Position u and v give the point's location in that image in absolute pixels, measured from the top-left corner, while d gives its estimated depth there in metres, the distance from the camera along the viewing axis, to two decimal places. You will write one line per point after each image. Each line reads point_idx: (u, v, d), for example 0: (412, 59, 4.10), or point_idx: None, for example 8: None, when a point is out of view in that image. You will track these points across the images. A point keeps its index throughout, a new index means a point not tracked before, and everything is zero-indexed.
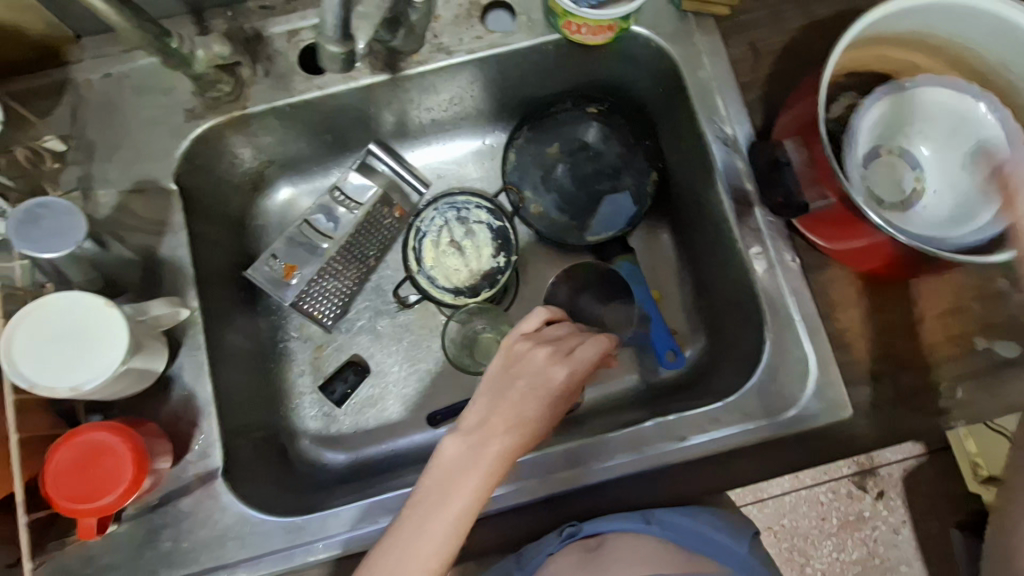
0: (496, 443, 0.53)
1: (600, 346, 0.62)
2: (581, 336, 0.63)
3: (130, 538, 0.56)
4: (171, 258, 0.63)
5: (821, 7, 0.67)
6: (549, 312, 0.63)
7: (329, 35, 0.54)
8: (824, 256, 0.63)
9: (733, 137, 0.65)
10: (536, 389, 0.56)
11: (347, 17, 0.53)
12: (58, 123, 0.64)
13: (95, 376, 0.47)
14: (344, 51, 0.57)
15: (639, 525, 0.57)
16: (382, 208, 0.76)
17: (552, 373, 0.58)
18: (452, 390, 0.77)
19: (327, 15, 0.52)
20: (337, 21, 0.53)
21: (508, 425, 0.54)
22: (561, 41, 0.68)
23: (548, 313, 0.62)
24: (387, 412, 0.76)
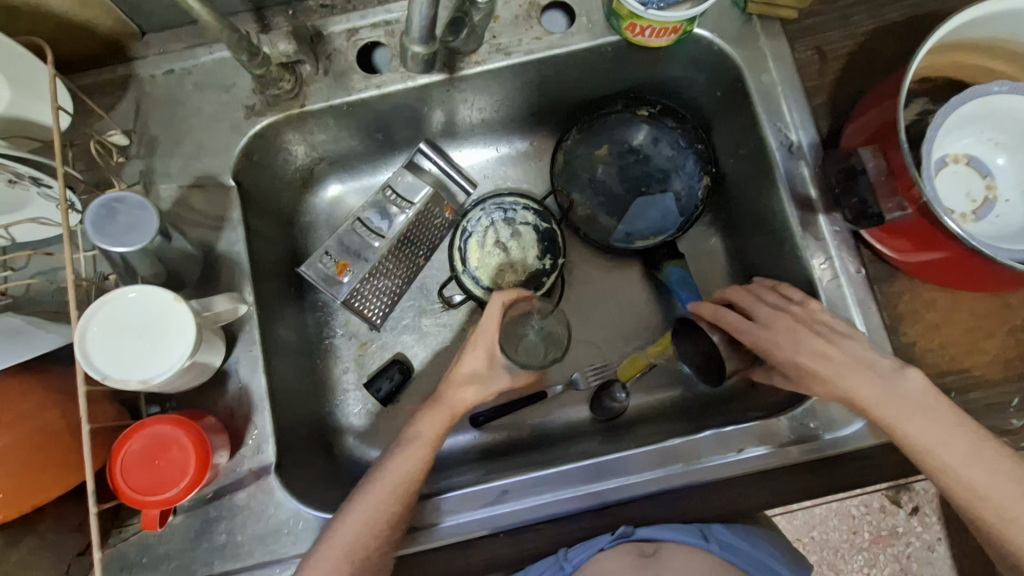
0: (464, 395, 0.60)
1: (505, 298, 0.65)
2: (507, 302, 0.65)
3: (185, 529, 0.57)
4: (229, 253, 0.64)
5: (891, 10, 0.65)
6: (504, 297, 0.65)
7: (414, 36, 0.56)
8: (889, 267, 0.61)
9: (797, 144, 0.63)
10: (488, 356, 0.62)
11: (432, 19, 0.54)
12: (122, 118, 0.65)
13: (164, 370, 0.47)
14: (427, 51, 0.58)
15: (698, 541, 0.56)
16: (433, 209, 0.76)
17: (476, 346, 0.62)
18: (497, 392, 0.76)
19: (415, 17, 0.53)
20: (423, 23, 0.53)
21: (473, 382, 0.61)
22: (621, 43, 0.68)
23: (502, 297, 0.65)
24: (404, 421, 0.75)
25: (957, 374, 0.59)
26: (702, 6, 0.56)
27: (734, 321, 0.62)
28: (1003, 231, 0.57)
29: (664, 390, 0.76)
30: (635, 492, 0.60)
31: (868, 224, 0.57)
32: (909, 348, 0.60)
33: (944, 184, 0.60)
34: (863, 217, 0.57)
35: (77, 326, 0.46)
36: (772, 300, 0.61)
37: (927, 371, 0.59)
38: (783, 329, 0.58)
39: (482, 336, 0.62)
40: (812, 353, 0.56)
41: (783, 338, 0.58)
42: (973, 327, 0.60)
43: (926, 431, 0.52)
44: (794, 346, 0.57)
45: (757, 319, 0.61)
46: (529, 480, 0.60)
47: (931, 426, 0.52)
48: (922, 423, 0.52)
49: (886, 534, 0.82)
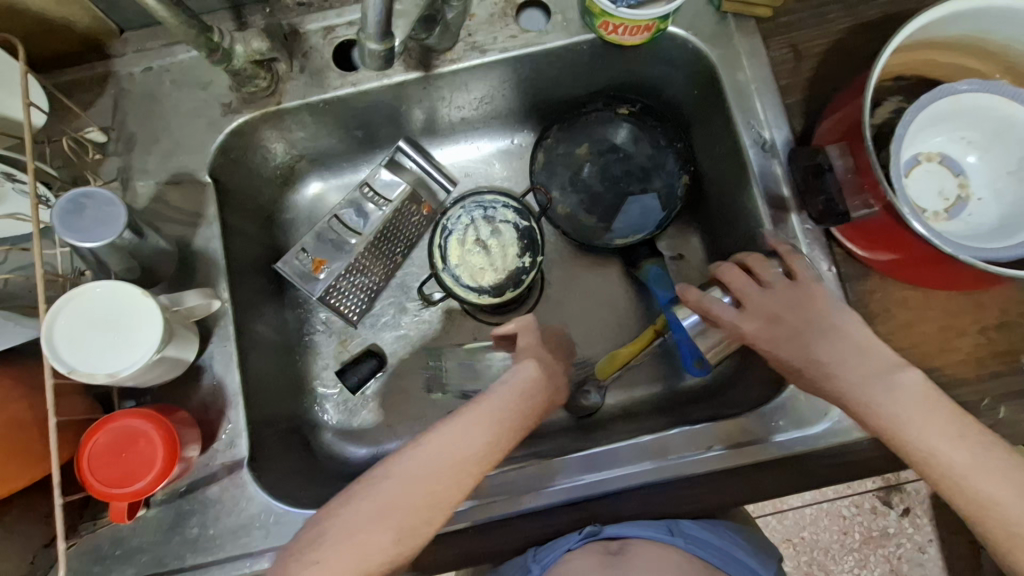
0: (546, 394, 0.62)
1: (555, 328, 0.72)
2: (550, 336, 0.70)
3: (158, 522, 0.58)
4: (205, 249, 0.64)
5: (868, 8, 0.65)
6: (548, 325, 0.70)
7: (369, 32, 0.53)
8: (862, 266, 0.61)
9: (770, 142, 0.63)
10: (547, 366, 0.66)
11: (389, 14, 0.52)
12: (101, 115, 0.66)
13: (132, 363, 0.48)
14: (384, 48, 0.55)
15: (664, 535, 0.57)
16: (411, 206, 0.76)
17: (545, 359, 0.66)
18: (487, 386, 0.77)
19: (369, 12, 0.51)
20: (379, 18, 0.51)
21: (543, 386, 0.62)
22: (596, 41, 0.68)
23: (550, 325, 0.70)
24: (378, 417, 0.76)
25: (929, 373, 0.59)
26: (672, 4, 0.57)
27: (726, 313, 0.60)
28: (973, 229, 0.57)
29: (641, 388, 0.77)
30: (606, 489, 0.60)
31: (833, 221, 0.58)
32: None
33: (915, 182, 0.60)
34: (828, 214, 0.58)
35: (44, 321, 0.46)
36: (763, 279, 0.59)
37: None
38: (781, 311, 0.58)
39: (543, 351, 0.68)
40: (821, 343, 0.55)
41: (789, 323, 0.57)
42: (946, 326, 0.60)
43: (925, 428, 0.49)
44: (798, 334, 0.56)
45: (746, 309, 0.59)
46: (502, 476, 0.61)
47: (930, 425, 0.49)
48: (921, 418, 0.50)
49: (877, 534, 0.84)
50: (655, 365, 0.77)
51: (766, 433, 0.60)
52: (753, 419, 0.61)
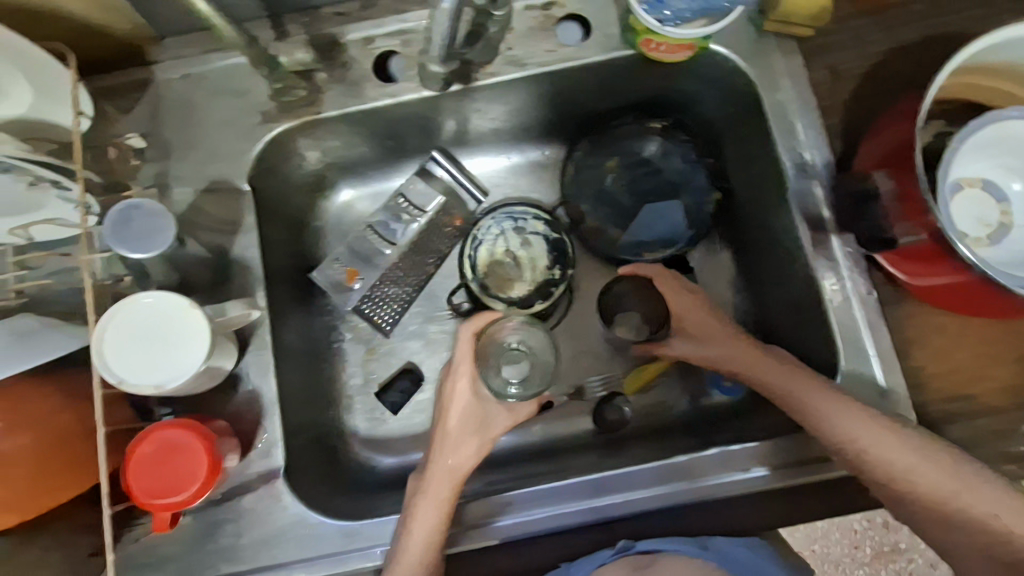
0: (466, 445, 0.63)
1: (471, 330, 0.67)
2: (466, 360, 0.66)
3: (193, 530, 0.58)
4: (241, 258, 0.64)
5: (909, 31, 0.65)
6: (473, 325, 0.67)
7: (435, 55, 0.57)
8: (899, 291, 0.61)
9: (810, 163, 0.63)
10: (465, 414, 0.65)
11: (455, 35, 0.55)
12: (138, 121, 0.66)
13: (179, 376, 0.48)
14: (444, 70, 0.60)
15: (696, 550, 0.57)
16: (442, 219, 0.79)
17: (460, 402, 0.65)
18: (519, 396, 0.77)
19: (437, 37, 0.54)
20: (445, 44, 0.55)
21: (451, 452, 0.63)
22: (635, 57, 0.68)
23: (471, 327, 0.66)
24: (403, 428, 0.76)
25: (966, 398, 0.59)
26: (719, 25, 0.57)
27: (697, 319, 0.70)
28: (1014, 258, 0.57)
29: (668, 405, 0.76)
30: (638, 508, 0.60)
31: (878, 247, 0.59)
32: (917, 372, 0.60)
33: (958, 208, 0.59)
34: (873, 241, 0.59)
35: (94, 332, 0.46)
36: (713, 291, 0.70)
37: (935, 397, 0.59)
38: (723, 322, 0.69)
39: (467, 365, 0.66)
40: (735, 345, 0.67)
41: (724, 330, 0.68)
42: (982, 351, 0.60)
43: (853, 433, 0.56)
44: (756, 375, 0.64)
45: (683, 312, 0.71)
46: (534, 492, 0.61)
47: (868, 432, 0.56)
48: (855, 430, 0.56)
49: (888, 550, 0.78)
50: (686, 382, 0.77)
51: (799, 456, 0.60)
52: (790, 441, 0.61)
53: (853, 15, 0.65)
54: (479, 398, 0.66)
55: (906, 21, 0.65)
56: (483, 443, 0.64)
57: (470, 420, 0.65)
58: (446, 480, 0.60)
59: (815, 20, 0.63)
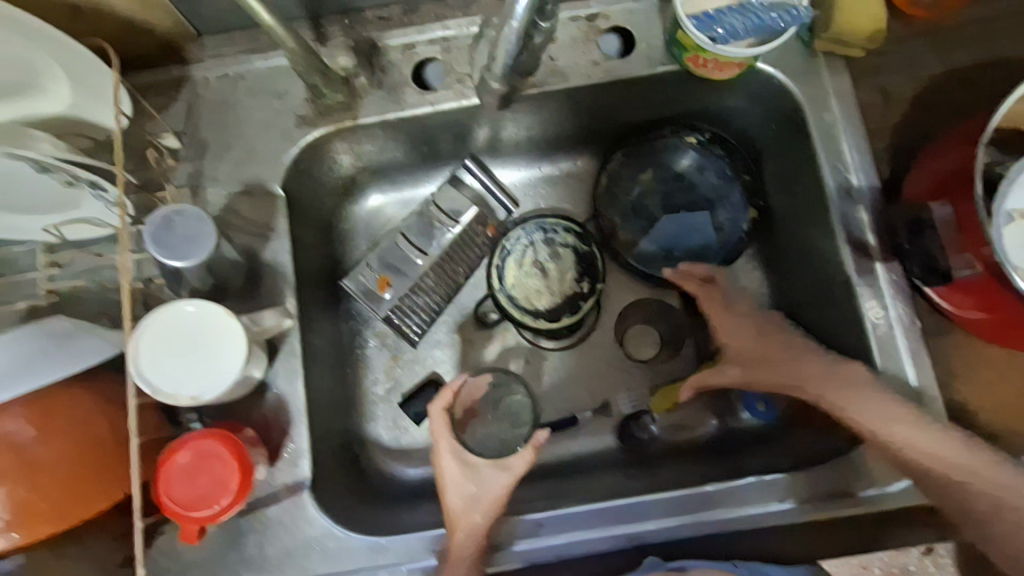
0: (478, 515, 0.58)
1: (441, 400, 0.64)
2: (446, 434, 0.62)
3: (218, 538, 0.57)
4: (273, 262, 0.63)
5: (963, 54, 0.64)
6: (440, 399, 0.63)
7: (496, 74, 0.57)
8: (945, 322, 0.60)
9: (857, 188, 0.62)
10: (464, 489, 0.60)
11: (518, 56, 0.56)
12: (174, 119, 0.65)
13: (214, 386, 0.47)
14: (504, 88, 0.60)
15: (729, 567, 0.56)
16: (476, 227, 0.75)
17: (453, 477, 0.61)
18: (545, 409, 0.76)
19: (500, 57, 0.55)
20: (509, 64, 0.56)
21: (462, 530, 0.57)
22: (679, 72, 0.67)
23: (438, 400, 0.63)
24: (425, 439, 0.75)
25: (1009, 434, 0.58)
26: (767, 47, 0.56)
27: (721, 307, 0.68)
28: None
29: (693, 426, 0.75)
30: (669, 535, 0.59)
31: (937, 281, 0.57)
32: (961, 406, 0.59)
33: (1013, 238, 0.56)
34: (930, 275, 0.57)
35: (130, 341, 0.46)
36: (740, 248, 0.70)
37: (980, 432, 0.58)
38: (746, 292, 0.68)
39: (448, 435, 0.62)
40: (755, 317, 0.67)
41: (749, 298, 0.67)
42: None
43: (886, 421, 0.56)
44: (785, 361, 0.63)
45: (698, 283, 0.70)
46: (566, 514, 0.60)
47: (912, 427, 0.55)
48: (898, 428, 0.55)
49: None
50: (712, 402, 0.75)
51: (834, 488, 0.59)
52: (826, 473, 0.59)
53: (905, 37, 0.64)
54: (470, 469, 0.61)
55: (960, 45, 0.64)
56: (487, 513, 0.58)
57: (466, 490, 0.60)
58: (467, 553, 0.56)
59: (870, 43, 0.63)
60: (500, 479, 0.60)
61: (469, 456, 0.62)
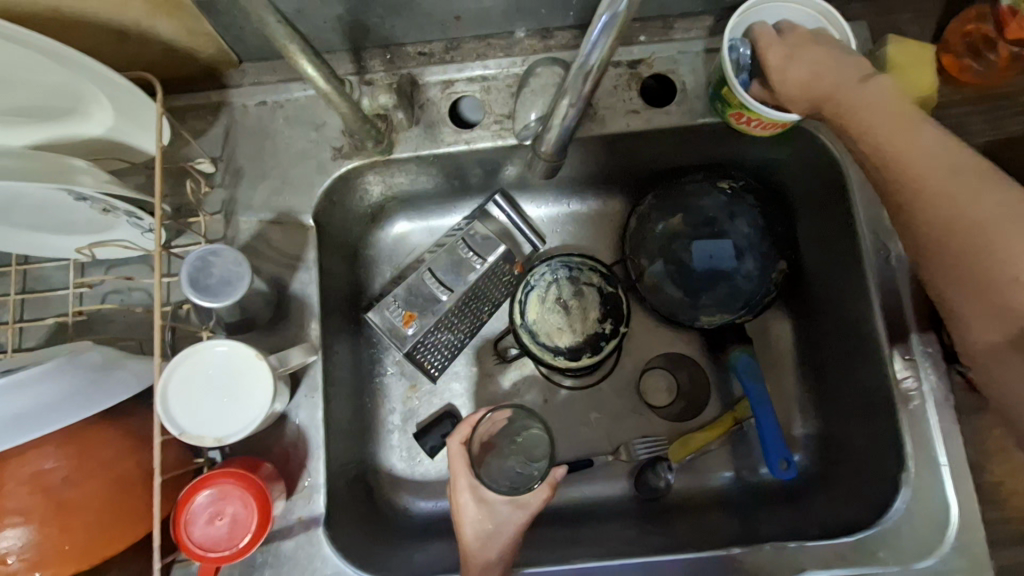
0: (495, 552, 0.60)
1: (460, 435, 0.63)
2: (462, 472, 0.62)
3: (231, 571, 0.57)
4: (301, 294, 0.63)
5: (1011, 124, 0.63)
6: (458, 437, 0.63)
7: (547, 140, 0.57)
8: (979, 398, 0.59)
9: (896, 255, 0.62)
10: (480, 524, 0.61)
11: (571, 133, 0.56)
12: (211, 145, 0.66)
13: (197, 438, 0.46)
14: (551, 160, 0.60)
15: None
16: (503, 264, 0.74)
17: (471, 513, 0.62)
18: (560, 451, 0.75)
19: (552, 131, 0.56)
20: (561, 137, 0.56)
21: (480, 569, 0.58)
22: (718, 122, 0.66)
23: (457, 438, 0.62)
24: (439, 473, 0.74)
25: None
26: (796, 117, 0.57)
27: (779, 56, 0.57)
28: None
29: (712, 476, 0.73)
30: None
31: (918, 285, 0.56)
32: (992, 487, 0.57)
33: None
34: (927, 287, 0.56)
35: (157, 382, 0.45)
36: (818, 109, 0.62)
37: (1009, 513, 0.57)
38: (880, 95, 0.54)
39: (466, 473, 0.62)
40: (882, 86, 0.54)
41: (866, 120, 0.53)
42: None
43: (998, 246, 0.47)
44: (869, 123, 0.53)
45: (796, 100, 0.57)
46: (581, 568, 0.59)
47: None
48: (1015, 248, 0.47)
49: None
50: (731, 453, 0.74)
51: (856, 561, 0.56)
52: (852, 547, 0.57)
53: (954, 102, 0.63)
54: (487, 505, 0.62)
55: (1009, 116, 0.63)
56: (503, 549, 0.60)
57: (482, 527, 0.61)
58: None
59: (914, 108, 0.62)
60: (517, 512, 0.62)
61: (486, 494, 0.62)
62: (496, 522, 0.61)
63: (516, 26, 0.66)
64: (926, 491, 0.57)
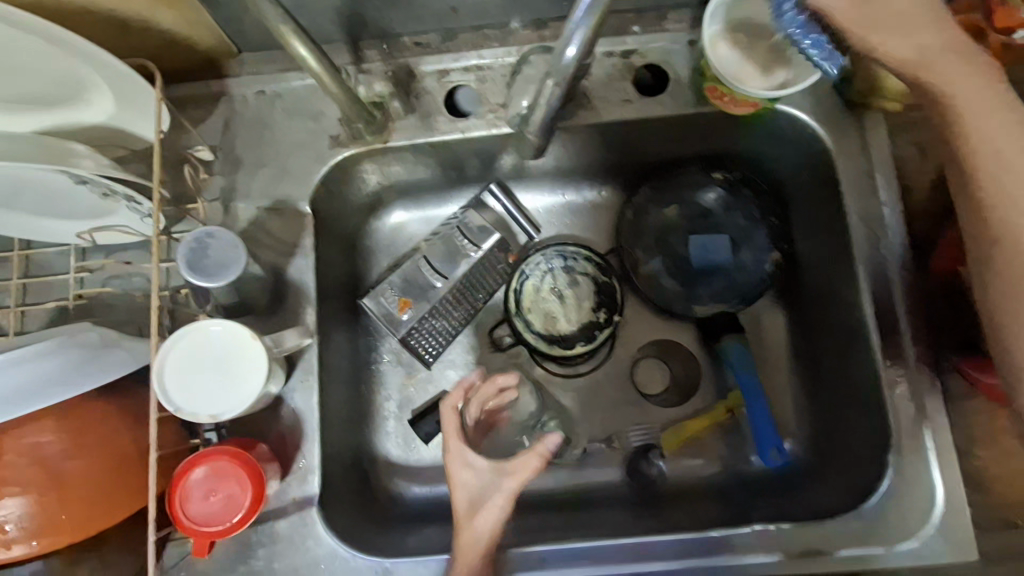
0: (483, 523, 0.55)
1: (454, 399, 0.63)
2: (451, 436, 0.59)
3: (227, 551, 0.58)
4: (297, 280, 0.64)
5: None
6: (451, 401, 0.62)
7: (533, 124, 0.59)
8: (965, 385, 0.60)
9: (886, 244, 0.62)
10: (469, 492, 0.57)
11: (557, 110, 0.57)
12: (210, 133, 0.67)
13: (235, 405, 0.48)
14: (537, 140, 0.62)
15: None
16: (497, 253, 0.75)
17: (461, 479, 0.57)
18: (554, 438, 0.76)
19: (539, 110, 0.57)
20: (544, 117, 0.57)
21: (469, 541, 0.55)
22: (711, 112, 0.67)
23: (451, 403, 0.62)
24: (434, 460, 0.75)
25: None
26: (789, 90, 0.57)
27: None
28: None
29: (704, 464, 0.74)
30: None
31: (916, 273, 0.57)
32: (978, 473, 0.58)
33: None
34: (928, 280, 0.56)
35: (154, 359, 0.46)
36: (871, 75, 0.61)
37: (994, 498, 0.58)
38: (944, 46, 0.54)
39: (454, 438, 0.59)
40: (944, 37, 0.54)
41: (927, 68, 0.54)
42: None
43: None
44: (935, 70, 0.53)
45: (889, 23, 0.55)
46: (571, 550, 0.60)
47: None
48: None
49: None
50: (724, 441, 0.74)
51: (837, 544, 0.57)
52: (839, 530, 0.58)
53: None
54: (475, 470, 0.58)
55: None
56: (490, 519, 0.56)
57: (470, 495, 0.57)
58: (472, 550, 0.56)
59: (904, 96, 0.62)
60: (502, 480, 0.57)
61: (474, 459, 0.58)
62: (482, 490, 0.57)
63: (511, 17, 0.67)
64: (912, 476, 0.58)
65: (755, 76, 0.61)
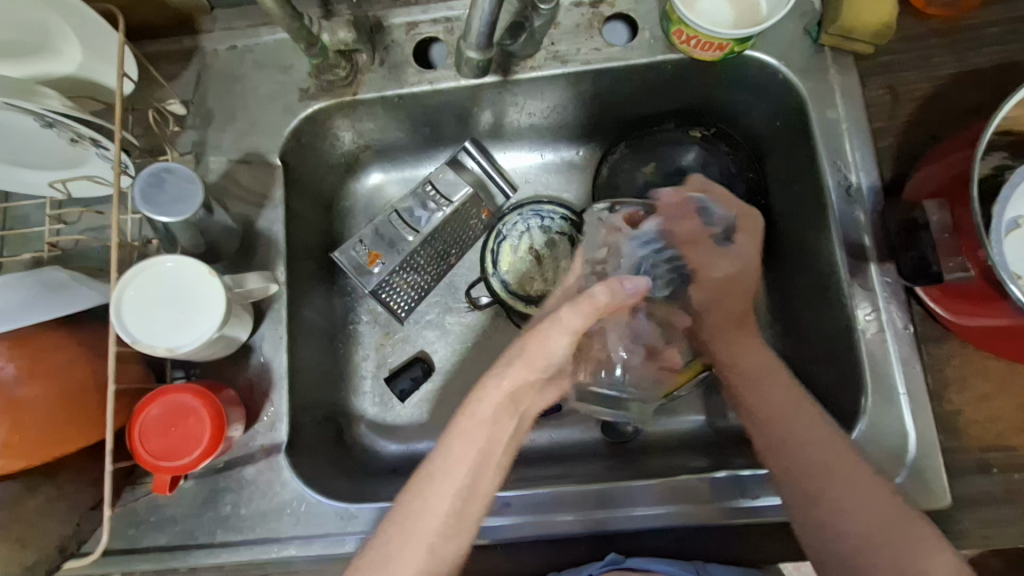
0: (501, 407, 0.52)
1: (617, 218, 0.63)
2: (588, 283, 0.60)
3: (195, 495, 0.59)
4: (267, 231, 0.65)
5: (976, 59, 0.62)
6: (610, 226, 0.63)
7: (471, 41, 0.57)
8: (938, 328, 0.59)
9: (857, 187, 0.61)
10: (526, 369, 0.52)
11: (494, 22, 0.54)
12: (183, 89, 0.67)
13: None
14: (482, 56, 0.59)
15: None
16: (469, 208, 0.75)
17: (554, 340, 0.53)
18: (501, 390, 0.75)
19: (476, 23, 0.54)
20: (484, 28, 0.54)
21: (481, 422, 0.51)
22: (681, 60, 0.66)
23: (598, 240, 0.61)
24: (410, 419, 0.75)
25: (1003, 447, 0.56)
26: (749, 30, 0.55)
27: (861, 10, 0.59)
28: None
29: (683, 420, 0.73)
30: (634, 525, 0.59)
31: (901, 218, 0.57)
32: (952, 417, 0.57)
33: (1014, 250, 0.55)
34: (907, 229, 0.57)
35: (114, 288, 0.48)
36: (773, 105, 0.68)
37: (970, 442, 0.57)
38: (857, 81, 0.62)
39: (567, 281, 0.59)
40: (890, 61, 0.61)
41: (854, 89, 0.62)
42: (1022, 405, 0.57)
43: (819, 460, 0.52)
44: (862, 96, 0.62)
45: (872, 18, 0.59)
46: (537, 497, 0.60)
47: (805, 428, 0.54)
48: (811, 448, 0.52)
49: None
50: (700, 398, 0.74)
51: None
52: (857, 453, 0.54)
53: (918, 38, 0.63)
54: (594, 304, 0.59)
55: (973, 51, 0.63)
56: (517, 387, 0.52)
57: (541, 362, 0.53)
58: (427, 536, 0.50)
59: (879, 38, 0.61)
60: (453, 451, 0.51)
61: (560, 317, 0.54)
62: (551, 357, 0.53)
63: None
64: (882, 422, 0.57)
65: (715, 22, 0.61)
